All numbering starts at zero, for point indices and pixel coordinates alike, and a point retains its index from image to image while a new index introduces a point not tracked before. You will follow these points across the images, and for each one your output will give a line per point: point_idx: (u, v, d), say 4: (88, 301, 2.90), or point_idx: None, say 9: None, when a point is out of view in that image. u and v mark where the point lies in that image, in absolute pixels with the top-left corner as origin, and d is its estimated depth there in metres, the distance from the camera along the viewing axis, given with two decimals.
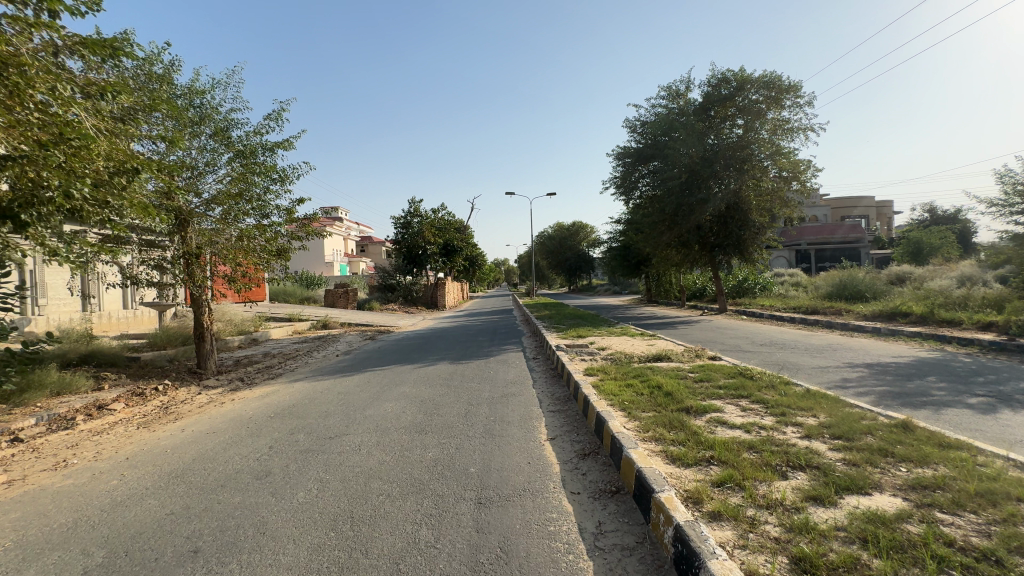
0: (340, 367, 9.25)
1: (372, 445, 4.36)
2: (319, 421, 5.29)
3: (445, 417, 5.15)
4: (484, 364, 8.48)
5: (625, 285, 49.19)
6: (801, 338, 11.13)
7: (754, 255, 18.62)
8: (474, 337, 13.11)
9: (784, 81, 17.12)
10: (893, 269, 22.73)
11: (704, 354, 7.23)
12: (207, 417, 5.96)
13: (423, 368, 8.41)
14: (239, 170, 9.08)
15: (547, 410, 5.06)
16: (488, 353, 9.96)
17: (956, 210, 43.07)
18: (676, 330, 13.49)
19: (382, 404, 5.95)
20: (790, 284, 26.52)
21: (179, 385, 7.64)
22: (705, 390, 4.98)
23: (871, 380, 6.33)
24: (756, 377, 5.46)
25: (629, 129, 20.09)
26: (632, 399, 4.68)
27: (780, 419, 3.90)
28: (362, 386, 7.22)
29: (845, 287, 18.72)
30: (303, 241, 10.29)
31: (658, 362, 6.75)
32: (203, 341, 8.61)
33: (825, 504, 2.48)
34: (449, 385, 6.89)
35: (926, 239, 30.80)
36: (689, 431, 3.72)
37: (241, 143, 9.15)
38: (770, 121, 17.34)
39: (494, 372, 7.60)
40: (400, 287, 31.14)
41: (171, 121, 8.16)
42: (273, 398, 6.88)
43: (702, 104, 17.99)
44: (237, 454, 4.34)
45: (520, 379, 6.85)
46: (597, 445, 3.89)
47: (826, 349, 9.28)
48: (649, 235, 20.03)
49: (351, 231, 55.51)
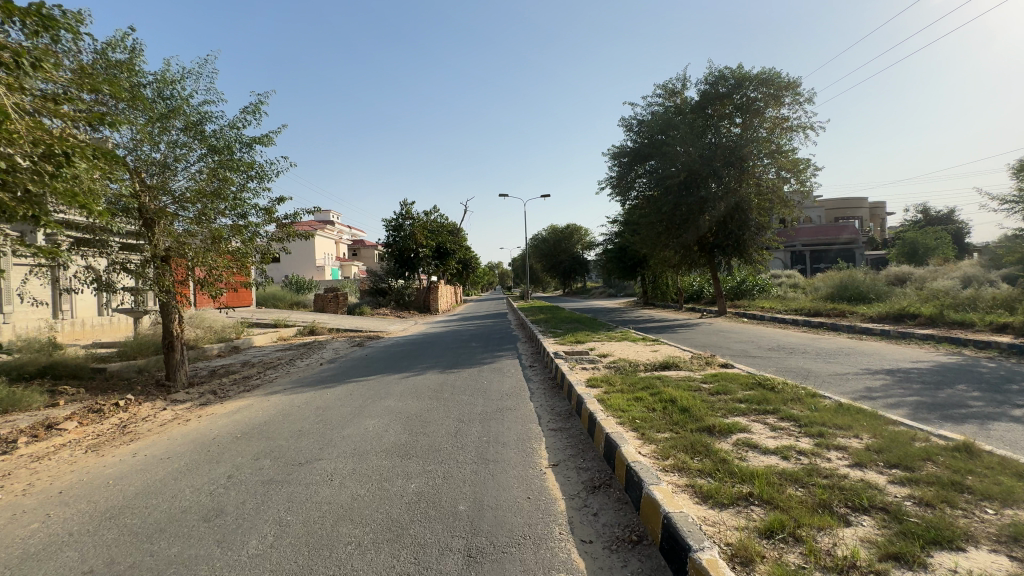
0: (323, 377, 8.63)
1: (346, 474, 3.76)
2: (289, 443, 4.67)
3: (432, 437, 4.57)
4: (477, 373, 7.90)
5: (620, 288, 48.68)
6: (810, 341, 10.63)
7: (754, 256, 18.20)
8: (466, 343, 12.51)
9: (783, 78, 16.73)
10: (893, 270, 22.41)
11: (715, 362, 6.70)
12: (168, 438, 5.32)
13: (412, 378, 7.80)
14: (213, 166, 8.48)
15: (548, 429, 4.48)
16: (481, 360, 9.37)
17: (949, 211, 43.11)
18: (677, 334, 12.97)
19: (364, 420, 5.35)
20: (788, 285, 26.17)
21: (143, 399, 6.99)
22: (724, 404, 4.43)
23: (899, 389, 5.82)
24: (779, 389, 4.93)
25: (625, 128, 19.61)
26: (644, 417, 4.12)
27: (819, 441, 3.36)
28: (344, 399, 6.59)
29: (846, 288, 18.35)
30: (285, 243, 9.71)
31: (666, 371, 6.19)
32: (173, 351, 7.99)
33: (913, 567, 1.93)
34: (438, 397, 6.29)
35: (921, 240, 30.59)
36: (716, 458, 3.17)
37: (217, 138, 8.57)
38: (770, 119, 16.98)
39: (487, 383, 7.01)
40: (392, 291, 30.51)
41: (138, 112, 7.54)
42: (245, 413, 6.24)
43: (699, 102, 17.59)
44: (189, 487, 3.72)
45: (516, 391, 6.26)
46: (609, 475, 3.32)
47: (838, 354, 8.80)
48: (646, 236, 19.49)
49: (343, 235, 54.61)
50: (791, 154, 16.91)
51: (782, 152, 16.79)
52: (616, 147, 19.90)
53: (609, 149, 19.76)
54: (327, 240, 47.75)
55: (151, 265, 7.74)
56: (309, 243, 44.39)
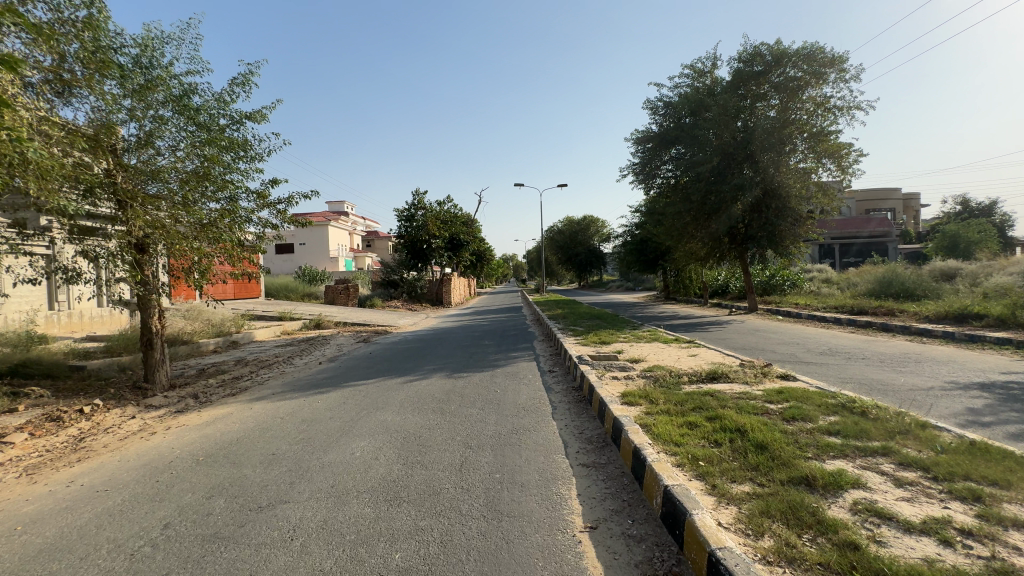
0: (318, 379, 7.75)
1: (312, 531, 2.82)
2: (256, 473, 3.77)
3: (431, 472, 3.60)
4: (490, 379, 6.93)
5: (637, 281, 47.37)
6: (864, 345, 9.41)
7: (790, 248, 16.83)
8: (478, 340, 11.53)
9: (827, 53, 15.29)
10: (938, 265, 20.83)
11: (772, 372, 5.63)
12: (121, 458, 4.45)
13: (415, 384, 6.88)
14: (199, 144, 7.62)
15: (579, 468, 3.48)
16: (494, 361, 8.40)
17: (991, 203, 40.81)
18: (708, 333, 11.84)
19: (352, 442, 4.42)
20: (821, 280, 24.62)
21: (113, 405, 6.18)
22: (811, 438, 3.37)
23: (1012, 411, 4.64)
24: (872, 415, 3.86)
25: (650, 111, 18.31)
26: (708, 458, 3.10)
27: (984, 512, 2.30)
28: (336, 410, 5.64)
29: (889, 284, 16.94)
30: (281, 230, 8.90)
31: (716, 384, 5.15)
32: (152, 349, 7.14)
33: None
34: (443, 411, 5.34)
35: (963, 233, 28.79)
36: (839, 538, 2.15)
37: (204, 113, 7.72)
38: (811, 98, 15.53)
39: (500, 392, 6.01)
40: (404, 283, 29.45)
41: (109, 81, 6.67)
42: (220, 426, 5.34)
43: (731, 81, 16.23)
44: (108, 544, 2.82)
45: (535, 406, 5.26)
46: (676, 556, 2.33)
47: (906, 361, 7.58)
48: (672, 226, 18.24)
49: (357, 226, 54.16)
50: (833, 137, 15.51)
51: (823, 135, 15.39)
52: (640, 132, 18.61)
53: (631, 133, 18.51)
54: (342, 231, 47.26)
55: (123, 253, 6.86)
56: (322, 234, 43.95)
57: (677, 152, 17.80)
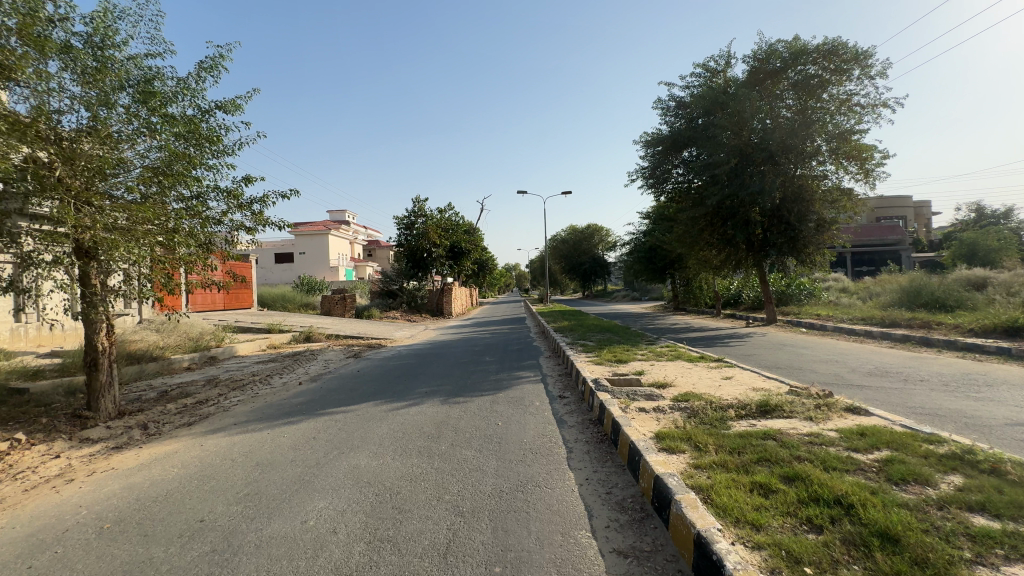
0: (292, 404, 6.72)
1: None
2: (166, 559, 2.73)
3: (404, 560, 2.56)
4: (490, 407, 5.90)
5: (644, 291, 46.19)
6: (914, 363, 8.33)
7: (812, 256, 15.79)
8: (478, 356, 10.49)
9: (849, 49, 14.38)
10: (964, 273, 19.74)
11: (837, 403, 4.58)
12: (9, 521, 3.41)
13: (402, 413, 5.83)
14: (160, 136, 6.71)
15: (614, 560, 2.43)
16: (496, 383, 7.39)
17: (1006, 211, 39.71)
18: (732, 348, 10.75)
19: (308, 504, 3.37)
20: (838, 290, 23.51)
21: (39, 440, 5.14)
22: (957, 523, 2.31)
23: None
24: (1015, 476, 2.80)
25: (660, 112, 17.38)
26: (817, 560, 2.06)
27: None
28: (300, 451, 4.59)
29: (918, 293, 15.84)
30: (257, 234, 7.97)
31: (771, 422, 4.12)
32: (97, 370, 6.10)
33: None
34: (432, 453, 4.29)
35: (982, 241, 27.71)
36: None
37: (168, 102, 6.84)
38: (833, 97, 14.59)
39: (501, 426, 4.97)
40: (403, 293, 28.50)
41: (49, 60, 5.76)
42: (157, 470, 4.29)
43: (747, 79, 15.30)
44: None
45: (545, 449, 4.22)
46: None
47: (974, 384, 6.49)
48: (684, 232, 17.30)
49: (358, 236, 53.30)
50: (858, 138, 14.54)
51: (847, 135, 14.42)
52: (649, 135, 17.66)
53: (641, 136, 17.56)
54: (342, 240, 46.45)
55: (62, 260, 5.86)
56: (322, 243, 43.20)
57: (689, 155, 16.88)
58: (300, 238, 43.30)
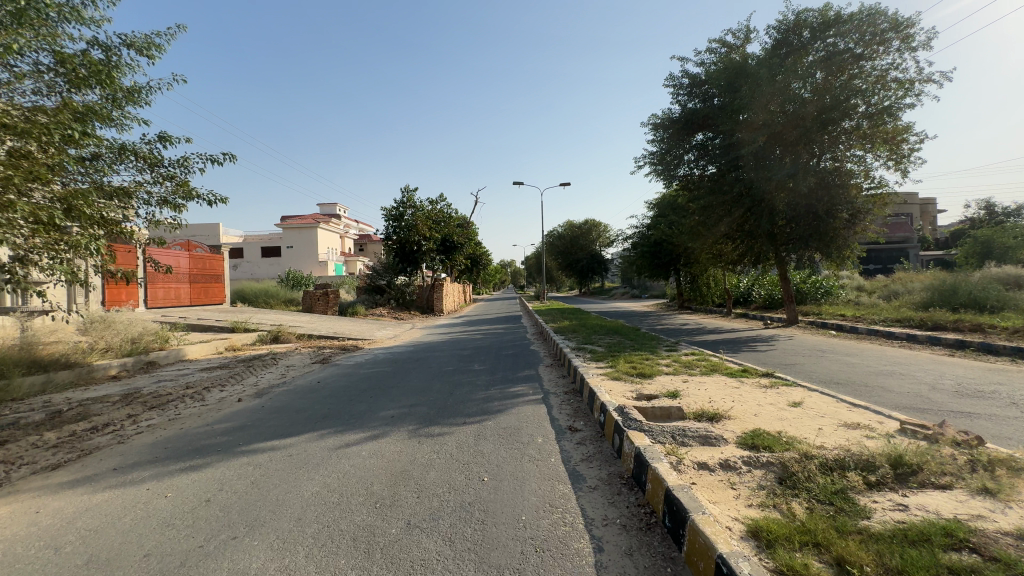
0: (213, 433, 5.03)
1: None
2: None
3: None
4: (475, 444, 4.23)
5: (643, 288, 44.74)
6: (1000, 378, 6.74)
7: (840, 251, 14.27)
8: (467, 363, 8.85)
9: (887, 18, 12.72)
10: (994, 271, 18.28)
11: (1006, 458, 2.96)
12: None
13: (350, 454, 4.15)
14: (36, 73, 5.01)
15: None
16: (486, 403, 5.73)
17: (1016, 209, 38.41)
18: (764, 354, 9.18)
19: None
20: (854, 288, 22.11)
21: None
22: None
23: None
24: None
25: (672, 89, 15.67)
26: None
27: None
28: (173, 532, 2.92)
29: (953, 292, 14.34)
30: (182, 213, 6.29)
31: (931, 502, 2.49)
32: None
33: None
34: (374, 546, 2.62)
35: (998, 238, 26.34)
36: None
37: (55, 32, 5.16)
38: (867, 72, 12.99)
39: (488, 486, 3.31)
40: (392, 289, 26.81)
41: None
42: None
43: (770, 51, 13.62)
44: None
45: (559, 543, 2.55)
46: None
47: None
48: (699, 223, 15.73)
49: (348, 231, 51.41)
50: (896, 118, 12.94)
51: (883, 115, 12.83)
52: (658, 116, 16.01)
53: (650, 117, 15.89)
54: (331, 233, 44.45)
55: None
56: (308, 237, 41.39)
57: (704, 138, 15.23)
58: (286, 232, 41.48)
